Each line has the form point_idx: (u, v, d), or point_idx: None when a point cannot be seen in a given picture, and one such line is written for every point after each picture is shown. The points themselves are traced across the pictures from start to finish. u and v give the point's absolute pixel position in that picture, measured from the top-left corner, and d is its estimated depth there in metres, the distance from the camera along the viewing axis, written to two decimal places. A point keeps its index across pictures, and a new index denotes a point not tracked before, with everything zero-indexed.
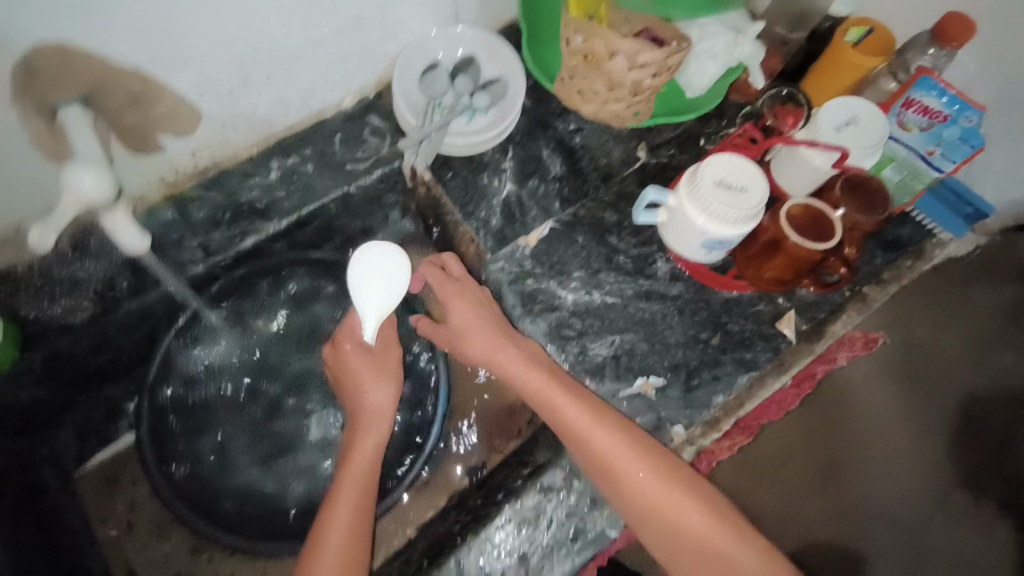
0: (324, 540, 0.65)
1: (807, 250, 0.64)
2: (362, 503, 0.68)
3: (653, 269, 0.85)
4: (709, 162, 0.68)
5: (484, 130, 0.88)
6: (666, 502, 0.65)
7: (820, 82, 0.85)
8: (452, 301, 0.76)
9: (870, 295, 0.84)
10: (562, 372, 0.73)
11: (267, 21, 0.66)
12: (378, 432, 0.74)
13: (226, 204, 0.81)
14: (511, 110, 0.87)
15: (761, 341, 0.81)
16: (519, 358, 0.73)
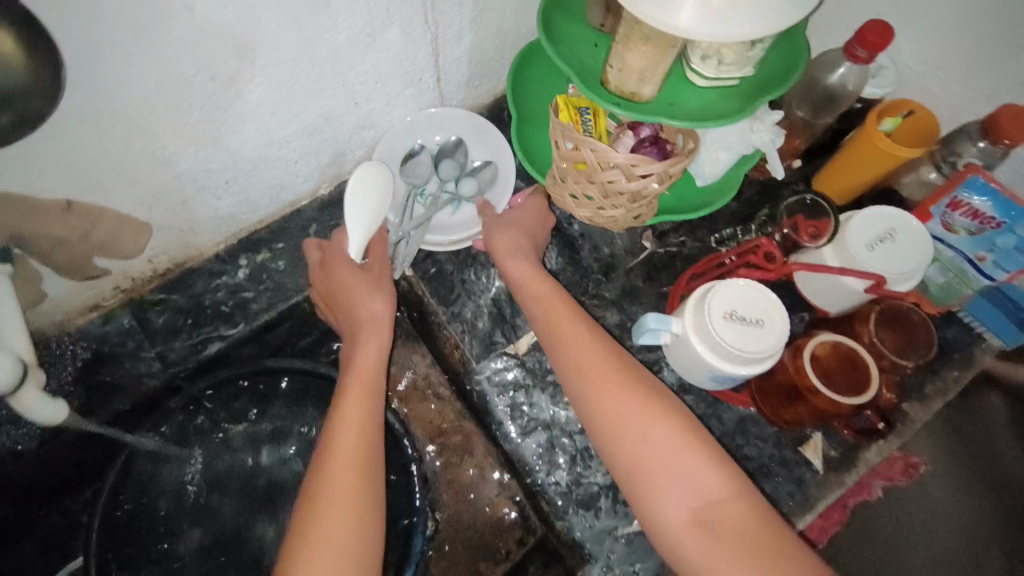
0: (312, 537, 0.53)
1: (834, 403, 0.54)
2: (359, 494, 0.56)
3: (658, 380, 0.75)
4: (717, 290, 0.59)
5: (473, 220, 0.81)
6: (677, 465, 0.53)
7: (847, 169, 0.76)
8: (495, 235, 0.72)
9: (911, 414, 0.73)
10: (571, 329, 0.63)
11: (217, 134, 0.62)
12: (372, 400, 0.63)
13: (189, 308, 0.76)
14: (501, 199, 0.80)
15: (783, 470, 0.71)
16: (531, 272, 0.68)
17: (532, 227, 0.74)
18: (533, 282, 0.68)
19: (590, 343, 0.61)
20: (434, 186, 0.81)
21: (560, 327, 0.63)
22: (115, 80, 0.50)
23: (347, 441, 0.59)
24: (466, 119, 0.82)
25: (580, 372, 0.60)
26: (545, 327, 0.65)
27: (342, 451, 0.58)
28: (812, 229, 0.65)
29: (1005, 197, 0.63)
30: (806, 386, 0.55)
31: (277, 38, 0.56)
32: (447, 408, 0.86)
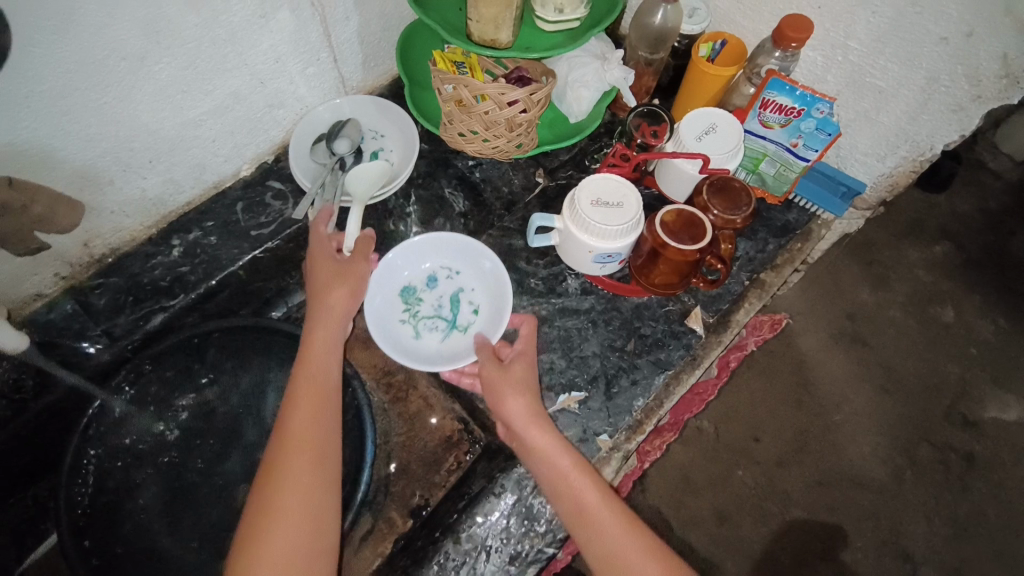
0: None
1: (681, 253, 0.68)
2: (302, 526, 0.60)
3: (564, 287, 0.88)
4: (582, 186, 0.72)
5: (459, 350, 0.83)
6: None
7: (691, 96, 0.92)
8: (510, 398, 0.71)
9: (767, 281, 0.89)
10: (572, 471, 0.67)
11: (135, 112, 0.70)
12: (318, 449, 0.64)
13: (128, 287, 0.82)
14: (500, 316, 0.82)
15: (674, 339, 0.84)
16: (534, 417, 0.70)
17: (526, 376, 0.73)
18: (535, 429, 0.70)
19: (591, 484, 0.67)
20: (429, 309, 0.87)
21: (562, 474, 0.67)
22: (38, 60, 0.58)
23: (299, 491, 0.61)
24: (467, 245, 0.86)
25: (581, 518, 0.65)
26: (546, 474, 0.68)
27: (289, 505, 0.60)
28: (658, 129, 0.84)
29: (798, 91, 0.80)
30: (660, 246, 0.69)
31: (177, 20, 0.65)
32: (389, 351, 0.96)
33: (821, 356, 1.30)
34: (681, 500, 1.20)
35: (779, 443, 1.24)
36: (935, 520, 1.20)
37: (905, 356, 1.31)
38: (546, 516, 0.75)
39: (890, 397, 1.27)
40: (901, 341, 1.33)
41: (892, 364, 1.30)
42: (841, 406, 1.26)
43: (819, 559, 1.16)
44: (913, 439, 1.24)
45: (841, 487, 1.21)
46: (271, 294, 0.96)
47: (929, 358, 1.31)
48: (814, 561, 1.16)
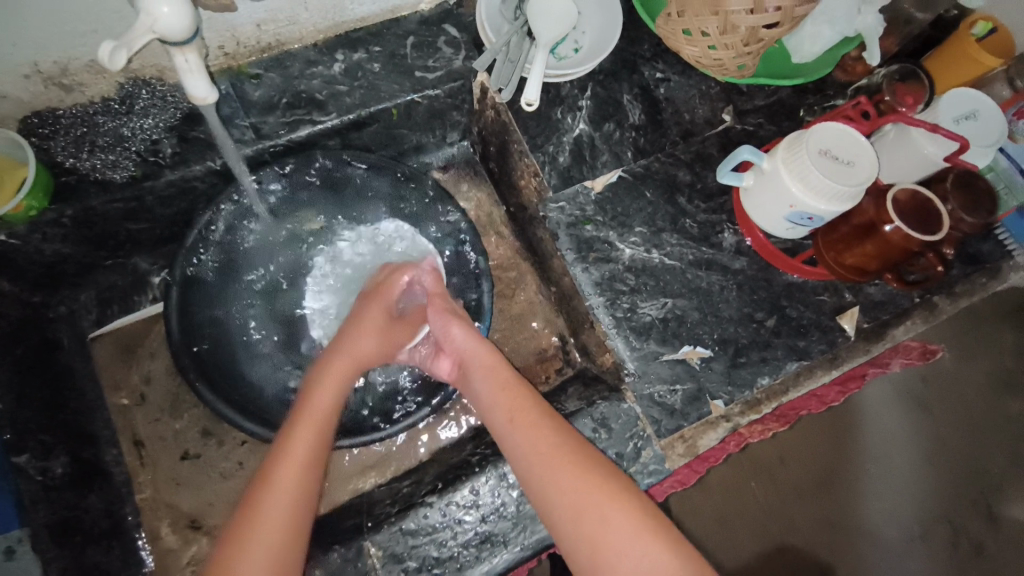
0: (273, 501, 0.56)
1: (907, 237, 0.64)
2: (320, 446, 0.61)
3: (718, 239, 0.79)
4: (814, 129, 0.65)
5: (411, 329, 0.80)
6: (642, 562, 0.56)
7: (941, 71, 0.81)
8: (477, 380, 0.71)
9: (939, 306, 0.80)
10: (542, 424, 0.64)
11: None
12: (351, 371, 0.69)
13: (285, 88, 0.76)
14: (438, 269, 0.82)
15: (819, 332, 0.77)
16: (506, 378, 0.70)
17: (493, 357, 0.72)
18: (512, 387, 0.69)
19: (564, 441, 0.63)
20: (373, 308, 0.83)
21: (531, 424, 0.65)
22: None
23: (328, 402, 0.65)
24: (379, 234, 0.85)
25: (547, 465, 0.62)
26: (515, 427, 0.65)
27: (316, 411, 0.63)
28: (910, 97, 0.78)
29: None
30: (885, 223, 0.65)
31: None
32: (506, 244, 0.92)
33: (880, 404, 1.09)
34: (719, 511, 1.07)
35: (800, 476, 1.08)
36: None
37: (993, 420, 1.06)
38: (638, 458, 0.71)
39: (933, 468, 1.06)
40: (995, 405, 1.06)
41: (979, 430, 1.06)
42: (878, 459, 1.08)
43: None
44: (934, 514, 1.05)
45: (852, 542, 1.06)
46: (409, 146, 0.90)
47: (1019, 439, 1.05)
48: None
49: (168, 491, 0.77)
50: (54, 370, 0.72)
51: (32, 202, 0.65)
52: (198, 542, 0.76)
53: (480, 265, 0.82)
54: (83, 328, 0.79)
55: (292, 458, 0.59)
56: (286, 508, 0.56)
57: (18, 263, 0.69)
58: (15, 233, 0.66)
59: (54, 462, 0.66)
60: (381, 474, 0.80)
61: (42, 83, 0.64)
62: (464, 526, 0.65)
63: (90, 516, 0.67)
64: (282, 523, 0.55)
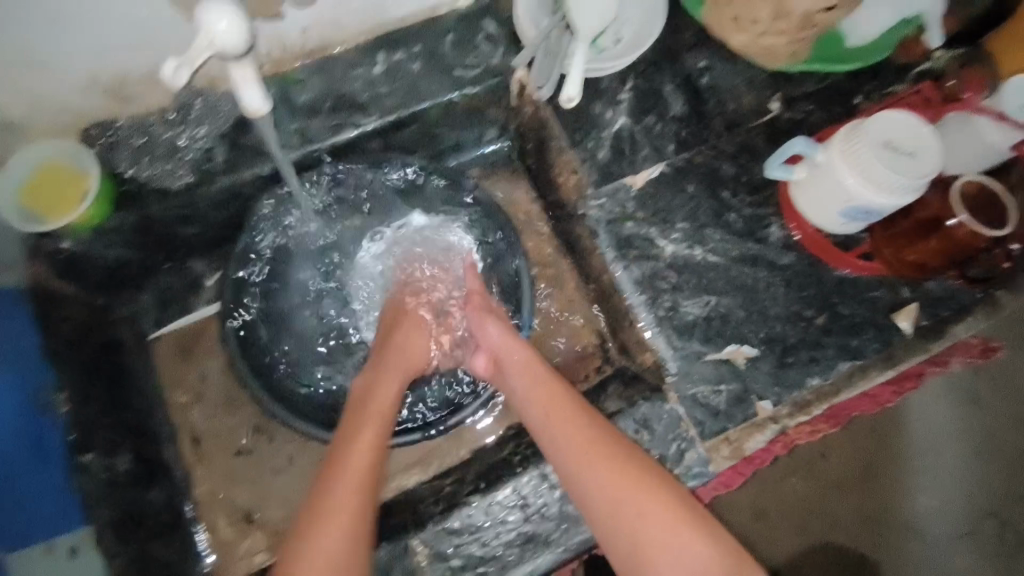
0: (338, 502, 0.59)
1: (975, 233, 0.64)
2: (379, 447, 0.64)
3: (765, 233, 0.77)
4: (875, 118, 0.63)
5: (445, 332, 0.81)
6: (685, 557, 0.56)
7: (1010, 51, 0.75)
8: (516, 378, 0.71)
9: (1004, 302, 0.75)
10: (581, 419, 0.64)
11: None
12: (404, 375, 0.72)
13: (327, 91, 0.77)
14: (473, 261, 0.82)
15: (872, 330, 0.74)
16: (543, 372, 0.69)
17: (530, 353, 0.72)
18: (548, 381, 0.69)
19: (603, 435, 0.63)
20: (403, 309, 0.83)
21: (570, 419, 0.64)
22: None
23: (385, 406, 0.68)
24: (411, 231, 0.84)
25: (584, 459, 0.62)
26: (554, 422, 0.65)
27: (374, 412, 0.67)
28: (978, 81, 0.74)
29: None
30: (950, 217, 0.66)
31: None
32: (544, 241, 0.92)
33: (930, 398, 1.04)
34: (758, 512, 1.02)
35: (847, 470, 1.03)
36: None
37: None
38: (682, 460, 0.70)
39: (981, 462, 1.03)
40: None
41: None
42: (926, 452, 1.03)
43: None
44: (983, 509, 1.02)
45: (898, 537, 1.02)
46: (447, 145, 0.90)
47: None
48: None
49: (223, 486, 0.80)
50: (117, 369, 0.75)
51: (96, 212, 0.68)
52: (252, 535, 0.79)
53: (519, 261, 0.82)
54: (142, 328, 0.83)
55: (356, 461, 0.62)
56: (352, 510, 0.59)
57: (82, 269, 0.73)
58: (78, 239, 0.69)
59: (119, 460, 0.69)
60: (423, 471, 0.82)
61: (101, 94, 0.67)
62: (508, 526, 0.65)
63: (152, 509, 0.71)
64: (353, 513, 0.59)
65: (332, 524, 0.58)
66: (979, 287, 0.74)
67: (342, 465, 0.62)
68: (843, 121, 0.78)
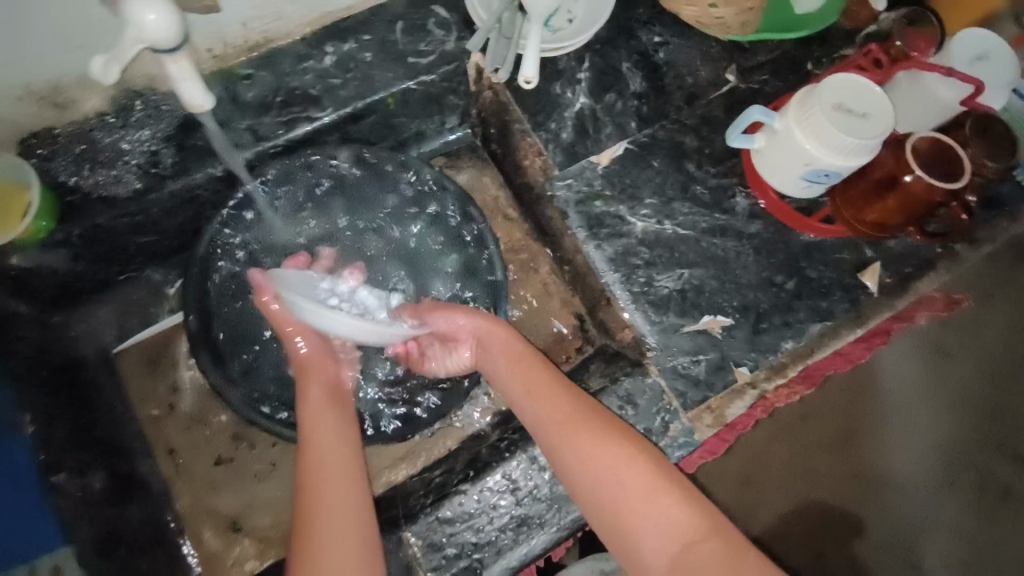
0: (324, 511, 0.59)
1: (930, 187, 0.65)
2: (343, 450, 0.64)
3: (731, 203, 0.77)
4: (827, 83, 0.64)
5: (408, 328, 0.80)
6: (662, 520, 0.56)
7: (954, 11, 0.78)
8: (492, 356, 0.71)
9: (962, 253, 0.78)
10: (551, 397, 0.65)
11: None
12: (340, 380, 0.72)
13: (278, 86, 0.74)
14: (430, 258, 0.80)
15: (841, 290, 0.75)
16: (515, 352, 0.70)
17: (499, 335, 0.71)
18: (520, 360, 0.69)
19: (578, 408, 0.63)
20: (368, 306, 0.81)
21: (542, 397, 0.65)
22: None
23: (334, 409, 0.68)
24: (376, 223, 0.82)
25: (560, 435, 0.62)
26: (528, 402, 0.66)
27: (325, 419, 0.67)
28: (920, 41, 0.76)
29: None
30: (906, 174, 0.65)
31: None
32: (515, 227, 0.91)
33: (901, 354, 1.07)
34: (745, 479, 1.04)
35: (825, 432, 1.05)
36: (960, 542, 1.04)
37: (1003, 358, 1.08)
38: (667, 432, 0.70)
39: (952, 413, 1.07)
40: (1002, 345, 1.08)
41: (993, 372, 1.08)
42: (900, 410, 1.07)
43: (830, 545, 1.04)
44: (958, 459, 1.06)
45: (880, 492, 1.05)
46: (408, 135, 0.88)
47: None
48: (826, 544, 1.04)
49: (206, 497, 0.78)
50: (79, 389, 0.72)
51: (39, 224, 0.64)
52: (239, 544, 0.77)
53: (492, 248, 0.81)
54: (105, 342, 0.80)
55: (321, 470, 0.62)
56: (340, 515, 0.59)
57: (32, 287, 0.69)
58: (24, 256, 0.66)
59: (92, 479, 0.67)
60: (410, 467, 0.81)
61: (34, 103, 0.63)
62: (500, 511, 0.65)
63: (131, 528, 0.68)
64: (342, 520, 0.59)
65: (322, 535, 0.57)
66: (939, 240, 0.77)
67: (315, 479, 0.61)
68: (799, 88, 0.80)
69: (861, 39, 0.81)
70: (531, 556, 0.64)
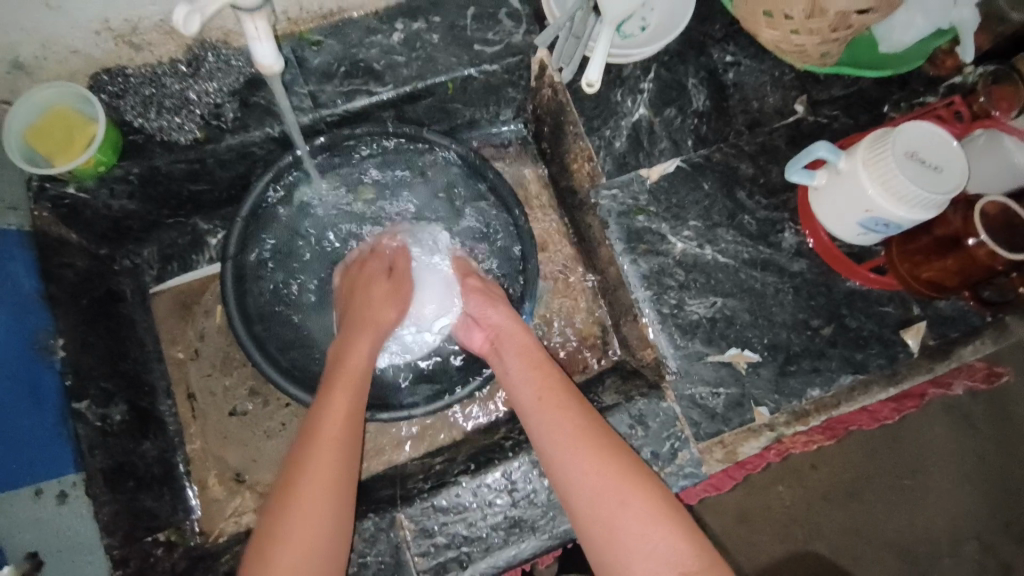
0: (321, 440, 0.59)
1: (993, 254, 0.61)
2: (354, 410, 0.63)
3: (778, 238, 0.75)
4: (903, 128, 0.61)
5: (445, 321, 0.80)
6: (658, 546, 0.55)
7: None
8: (509, 357, 0.71)
9: (1013, 326, 0.74)
10: (560, 400, 0.65)
11: None
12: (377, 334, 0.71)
13: (343, 57, 0.75)
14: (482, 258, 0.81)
15: (879, 345, 0.72)
16: (534, 353, 0.71)
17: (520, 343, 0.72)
18: (535, 363, 0.69)
19: (583, 419, 0.63)
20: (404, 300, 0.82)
21: (548, 397, 0.66)
22: None
23: (360, 365, 0.66)
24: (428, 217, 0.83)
25: (562, 436, 0.62)
26: (535, 401, 0.66)
27: (351, 372, 0.65)
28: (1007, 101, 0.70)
29: None
30: (970, 236, 0.62)
31: None
32: (552, 229, 0.90)
33: (924, 416, 1.04)
34: (745, 513, 1.02)
35: (832, 483, 1.02)
36: None
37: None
38: (674, 459, 0.69)
39: (967, 483, 1.02)
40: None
41: (1013, 450, 1.03)
42: (915, 473, 1.02)
43: None
44: (963, 531, 1.01)
45: (875, 552, 1.01)
46: (461, 122, 0.88)
47: None
48: None
49: (216, 444, 0.81)
50: (116, 320, 0.75)
51: (101, 159, 0.67)
52: (241, 495, 0.79)
53: (526, 249, 0.81)
54: (145, 282, 0.82)
55: (329, 427, 0.60)
56: (333, 461, 0.58)
57: (85, 216, 0.72)
58: (83, 187, 0.68)
59: (113, 410, 0.69)
60: (414, 448, 0.81)
61: (112, 41, 0.65)
62: (494, 509, 0.65)
63: (143, 462, 0.71)
64: (335, 453, 0.59)
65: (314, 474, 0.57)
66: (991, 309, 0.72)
67: (326, 410, 0.62)
68: (869, 129, 0.77)
69: (942, 89, 0.78)
70: (517, 559, 0.64)
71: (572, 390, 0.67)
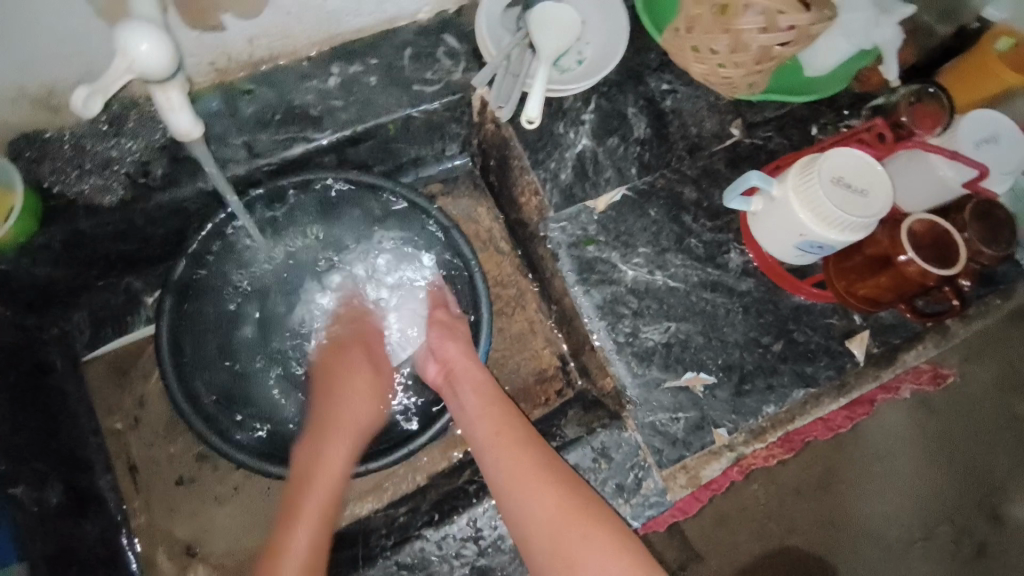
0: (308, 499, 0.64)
1: (923, 272, 0.63)
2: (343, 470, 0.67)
3: (725, 259, 0.77)
4: (829, 155, 0.63)
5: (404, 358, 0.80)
6: None
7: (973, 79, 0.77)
8: (467, 394, 0.70)
9: (951, 329, 0.77)
10: (513, 436, 0.66)
11: None
12: (368, 394, 0.75)
13: (278, 104, 0.74)
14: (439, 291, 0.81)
15: (827, 357, 0.75)
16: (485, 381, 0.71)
17: (472, 379, 0.71)
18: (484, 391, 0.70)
19: (537, 456, 0.63)
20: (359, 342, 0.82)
21: (501, 428, 0.66)
22: None
23: (352, 424, 0.71)
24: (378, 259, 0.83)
25: (513, 476, 0.62)
26: (489, 440, 0.65)
27: (339, 436, 0.70)
28: (930, 119, 0.75)
29: None
30: (900, 254, 0.64)
31: None
32: (505, 261, 0.90)
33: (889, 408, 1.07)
34: (720, 519, 1.02)
35: (803, 478, 1.04)
36: None
37: (988, 421, 1.08)
38: (639, 489, 0.69)
39: (934, 467, 1.06)
40: (990, 410, 1.08)
41: (977, 434, 1.07)
42: (882, 458, 1.06)
43: None
44: (935, 515, 1.04)
45: (850, 539, 1.04)
46: (406, 160, 0.87)
47: (1011, 442, 1.07)
48: None
49: (162, 517, 0.77)
50: (47, 393, 0.71)
51: (21, 228, 0.63)
52: (193, 568, 0.76)
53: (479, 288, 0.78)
54: (77, 347, 0.79)
55: (315, 489, 0.65)
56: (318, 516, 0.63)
57: (10, 288, 0.68)
58: (3, 259, 0.64)
59: (49, 493, 0.65)
60: (378, 498, 0.80)
61: (24, 105, 0.62)
62: (461, 560, 0.64)
63: (85, 543, 0.67)
64: (319, 506, 0.64)
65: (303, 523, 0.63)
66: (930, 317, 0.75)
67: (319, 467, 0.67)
68: (801, 149, 0.80)
69: (868, 108, 0.82)
70: None
71: (524, 424, 0.67)
